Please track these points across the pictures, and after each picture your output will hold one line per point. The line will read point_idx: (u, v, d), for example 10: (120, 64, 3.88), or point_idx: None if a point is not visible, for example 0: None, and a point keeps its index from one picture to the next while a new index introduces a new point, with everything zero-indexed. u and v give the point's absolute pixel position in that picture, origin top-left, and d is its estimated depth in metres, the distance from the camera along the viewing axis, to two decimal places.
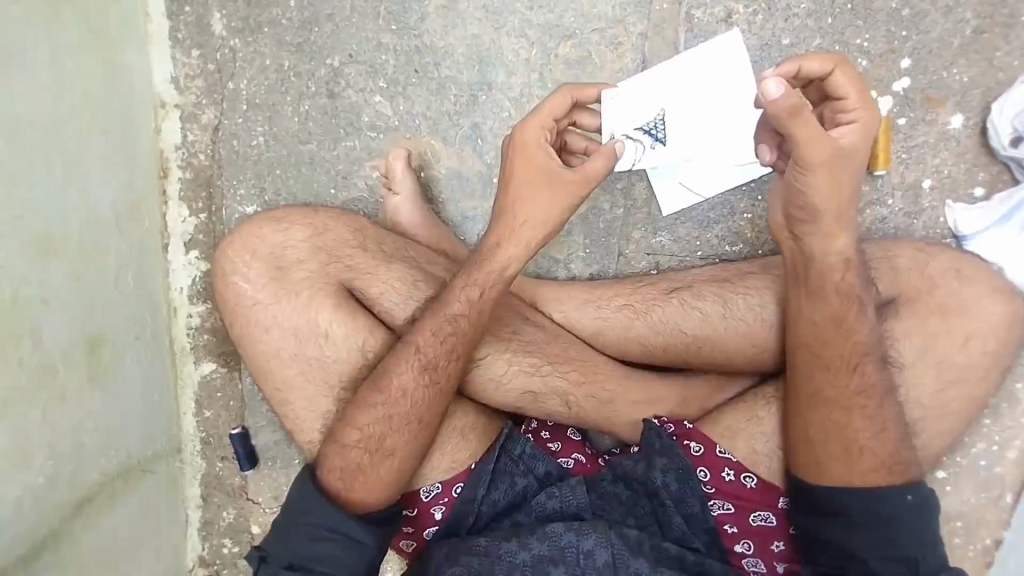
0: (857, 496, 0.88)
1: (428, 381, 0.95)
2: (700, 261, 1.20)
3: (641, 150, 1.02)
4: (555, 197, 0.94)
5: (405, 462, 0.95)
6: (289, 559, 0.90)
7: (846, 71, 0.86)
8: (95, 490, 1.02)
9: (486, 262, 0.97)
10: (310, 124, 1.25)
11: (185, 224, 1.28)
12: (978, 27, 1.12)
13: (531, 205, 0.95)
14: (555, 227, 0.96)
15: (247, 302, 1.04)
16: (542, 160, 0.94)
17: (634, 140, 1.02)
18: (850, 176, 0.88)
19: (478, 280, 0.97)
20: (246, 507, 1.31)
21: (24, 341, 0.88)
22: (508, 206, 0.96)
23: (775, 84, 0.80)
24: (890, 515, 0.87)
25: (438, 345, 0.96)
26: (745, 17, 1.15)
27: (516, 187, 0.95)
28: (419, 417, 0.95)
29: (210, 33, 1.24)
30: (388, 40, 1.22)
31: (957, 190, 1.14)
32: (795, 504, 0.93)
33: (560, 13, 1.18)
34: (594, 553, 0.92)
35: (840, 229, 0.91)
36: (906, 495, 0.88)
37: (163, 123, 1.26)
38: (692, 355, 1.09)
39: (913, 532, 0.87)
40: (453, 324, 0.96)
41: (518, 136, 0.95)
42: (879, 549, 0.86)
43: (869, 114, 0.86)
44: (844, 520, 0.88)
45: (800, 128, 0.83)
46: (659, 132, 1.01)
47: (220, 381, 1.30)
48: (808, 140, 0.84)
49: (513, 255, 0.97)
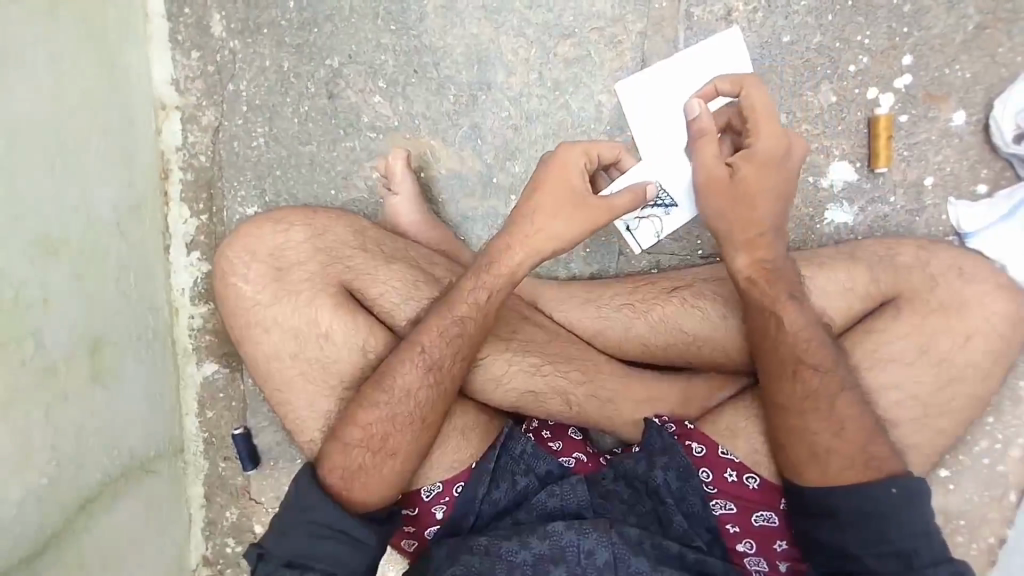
0: (851, 496, 0.87)
1: (432, 382, 0.95)
2: (700, 260, 1.20)
3: (659, 222, 1.11)
4: (575, 214, 0.96)
5: (406, 463, 0.95)
6: (289, 556, 0.91)
7: (755, 88, 0.94)
8: (96, 491, 1.03)
9: (496, 263, 0.98)
10: (310, 125, 1.25)
11: (186, 225, 1.28)
12: (981, 23, 1.11)
13: (549, 217, 0.97)
14: (567, 244, 0.97)
15: (247, 302, 1.04)
16: (573, 181, 0.97)
17: (648, 217, 1.11)
18: (745, 199, 0.95)
19: (487, 280, 0.98)
20: (248, 507, 1.31)
21: (24, 342, 0.88)
22: (528, 212, 0.98)
23: (693, 105, 0.95)
24: (886, 513, 0.86)
25: (444, 346, 0.96)
26: (745, 14, 1.15)
27: (541, 196, 0.97)
28: (423, 418, 0.95)
29: (210, 35, 1.25)
30: (386, 40, 1.22)
31: (960, 188, 1.14)
32: (793, 502, 0.93)
33: (559, 12, 1.18)
34: (594, 553, 0.91)
35: (745, 247, 0.96)
36: (893, 489, 0.86)
37: (163, 124, 1.26)
38: (693, 354, 1.09)
39: (910, 526, 0.85)
40: (460, 325, 0.97)
41: (561, 152, 0.98)
42: (875, 548, 0.85)
43: (772, 137, 0.93)
44: (840, 519, 0.87)
45: (696, 159, 0.96)
46: (667, 199, 1.08)
47: (222, 382, 1.31)
48: (705, 166, 0.95)
49: (530, 263, 0.98)
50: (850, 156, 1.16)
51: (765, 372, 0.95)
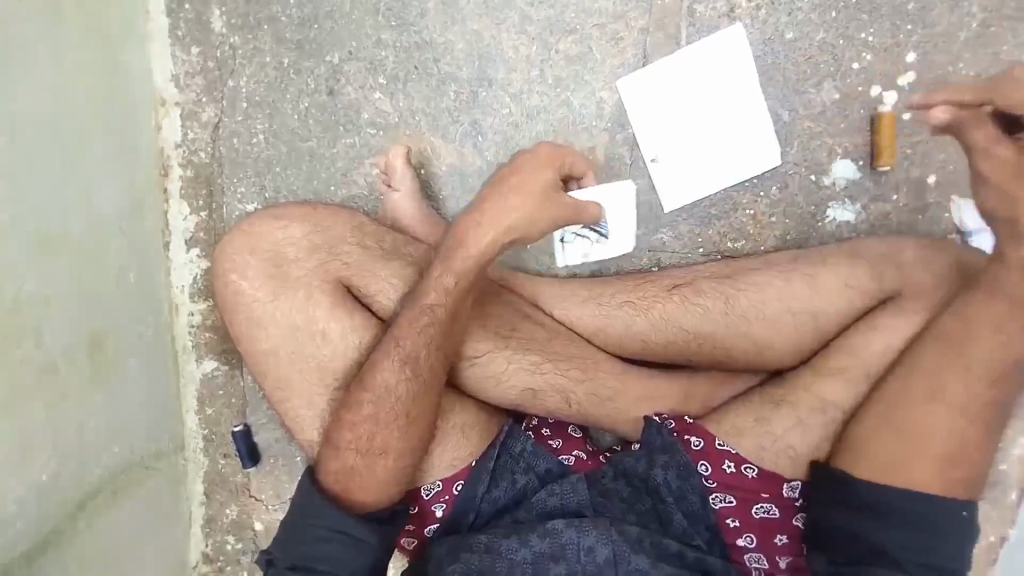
0: (913, 497, 0.84)
1: (410, 375, 0.94)
2: (701, 258, 1.19)
3: (589, 245, 1.21)
4: (544, 207, 0.95)
5: (399, 458, 0.94)
6: (293, 560, 0.90)
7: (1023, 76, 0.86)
8: (96, 488, 1.02)
9: (459, 248, 0.96)
10: (310, 122, 1.24)
11: (186, 221, 1.28)
12: (985, 21, 1.10)
13: (514, 202, 0.94)
14: (532, 233, 0.96)
15: (246, 300, 1.04)
16: (548, 177, 0.95)
17: (582, 237, 1.21)
18: None
19: (452, 266, 0.96)
20: (248, 503, 1.31)
21: (24, 340, 0.88)
22: (493, 197, 0.95)
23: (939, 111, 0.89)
24: (940, 527, 0.83)
25: (417, 337, 0.95)
26: (748, 11, 1.14)
27: (512, 181, 0.95)
28: (406, 413, 0.94)
29: (210, 31, 1.24)
30: (387, 36, 1.21)
31: (963, 185, 1.13)
32: (826, 493, 0.89)
33: (561, 9, 1.18)
34: (594, 550, 0.92)
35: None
36: (964, 512, 0.84)
37: (162, 121, 1.26)
38: (695, 352, 1.08)
39: (954, 549, 0.83)
40: (431, 314, 0.96)
41: (542, 148, 0.98)
42: (917, 553, 0.82)
43: None
44: (890, 518, 0.84)
45: (970, 145, 0.87)
46: (604, 228, 1.20)
47: (222, 379, 1.30)
48: (979, 150, 0.86)
49: (501, 243, 0.95)
50: (853, 154, 1.15)
51: (906, 371, 0.90)
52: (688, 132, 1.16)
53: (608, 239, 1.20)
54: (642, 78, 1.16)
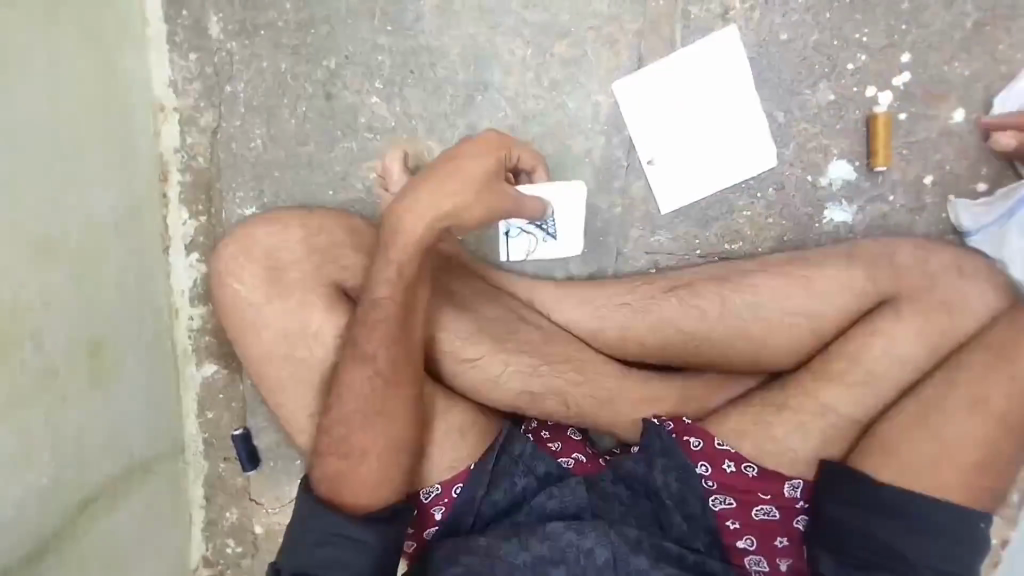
0: (929, 505, 0.85)
1: (372, 372, 0.93)
2: (699, 259, 1.19)
3: (534, 243, 1.20)
4: (483, 194, 0.91)
5: (382, 459, 0.93)
6: (295, 565, 0.91)
7: None
8: (96, 492, 1.03)
9: (398, 237, 0.92)
10: (308, 126, 1.25)
11: (185, 226, 1.29)
12: (979, 20, 1.11)
13: (449, 187, 0.90)
14: (465, 221, 0.91)
15: (243, 304, 1.05)
16: (489, 164, 0.93)
17: (528, 234, 1.20)
18: None
19: (395, 256, 0.92)
20: (248, 507, 1.31)
21: (24, 345, 0.88)
22: (426, 181, 0.92)
23: None
24: (957, 535, 0.85)
25: (373, 334, 0.93)
26: (742, 13, 1.14)
27: (447, 167, 0.92)
28: (378, 410, 0.93)
29: (208, 37, 1.25)
30: (384, 41, 1.22)
31: (960, 186, 1.13)
32: (834, 494, 0.90)
33: (555, 12, 1.18)
34: (594, 552, 0.92)
35: None
36: (981, 523, 0.85)
37: (161, 126, 1.27)
38: (692, 354, 1.09)
39: (968, 557, 0.85)
40: (382, 308, 0.93)
41: (483, 134, 0.96)
42: (932, 559, 0.85)
43: None
44: (907, 523, 0.86)
45: None
46: (551, 227, 1.19)
47: (222, 383, 1.31)
48: None
49: (440, 226, 0.91)
50: (849, 154, 1.15)
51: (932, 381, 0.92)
52: (684, 132, 1.16)
53: (556, 239, 1.19)
54: (638, 79, 1.17)
